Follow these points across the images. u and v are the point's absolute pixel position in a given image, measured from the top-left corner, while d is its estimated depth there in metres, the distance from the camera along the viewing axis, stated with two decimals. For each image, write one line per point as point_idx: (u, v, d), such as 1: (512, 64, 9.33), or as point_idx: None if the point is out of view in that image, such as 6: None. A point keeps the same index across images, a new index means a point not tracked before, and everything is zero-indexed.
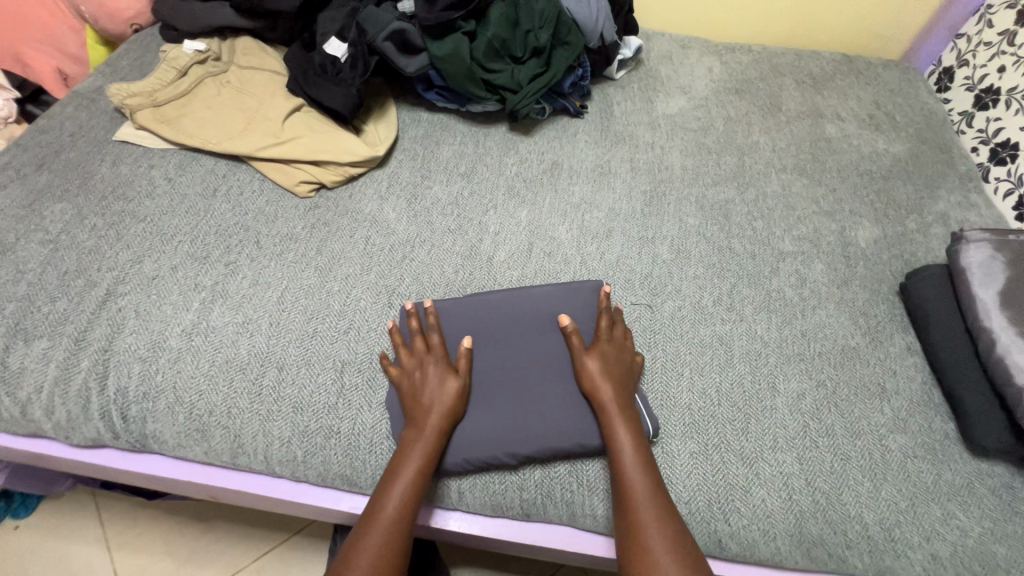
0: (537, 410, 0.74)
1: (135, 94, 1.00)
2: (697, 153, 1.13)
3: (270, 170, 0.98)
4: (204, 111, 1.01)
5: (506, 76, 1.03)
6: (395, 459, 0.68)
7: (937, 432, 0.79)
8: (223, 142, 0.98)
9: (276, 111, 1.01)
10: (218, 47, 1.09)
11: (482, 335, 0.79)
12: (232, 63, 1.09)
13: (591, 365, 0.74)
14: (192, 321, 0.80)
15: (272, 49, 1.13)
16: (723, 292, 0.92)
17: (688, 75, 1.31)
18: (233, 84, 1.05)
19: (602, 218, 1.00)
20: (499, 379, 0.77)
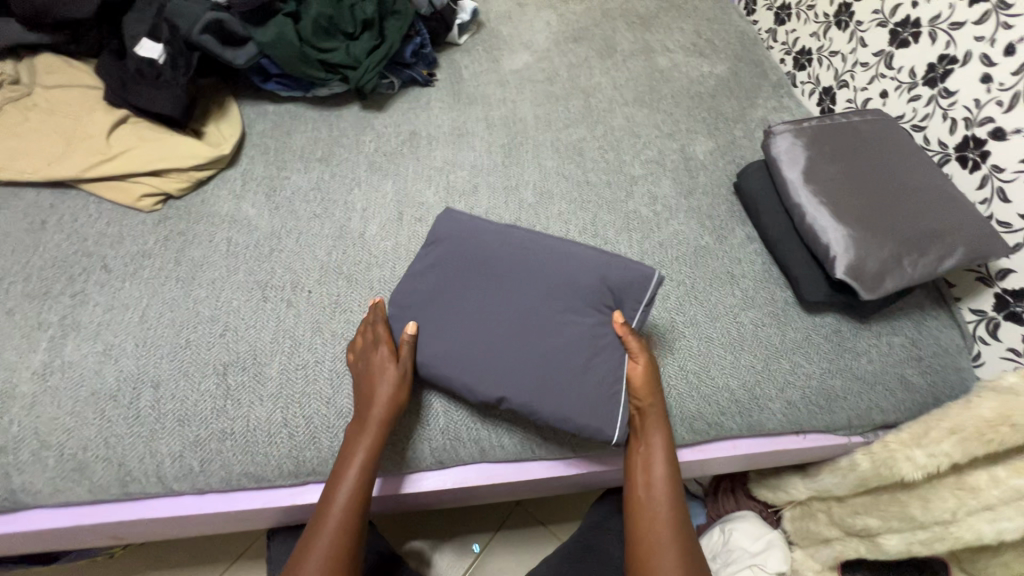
0: (507, 363, 0.73)
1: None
2: (546, 102, 1.20)
3: (106, 190, 0.91)
4: (9, 140, 0.91)
5: (341, 53, 1.03)
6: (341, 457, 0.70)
7: (778, 301, 0.92)
8: (41, 170, 0.89)
9: (96, 126, 0.93)
10: (11, 68, 0.98)
11: (449, 297, 0.78)
12: (35, 85, 0.98)
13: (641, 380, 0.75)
14: (43, 361, 0.74)
15: (79, 62, 1.03)
16: (587, 222, 0.99)
17: (528, 31, 1.37)
18: (41, 107, 0.95)
19: (466, 176, 1.04)
20: (476, 334, 0.75)
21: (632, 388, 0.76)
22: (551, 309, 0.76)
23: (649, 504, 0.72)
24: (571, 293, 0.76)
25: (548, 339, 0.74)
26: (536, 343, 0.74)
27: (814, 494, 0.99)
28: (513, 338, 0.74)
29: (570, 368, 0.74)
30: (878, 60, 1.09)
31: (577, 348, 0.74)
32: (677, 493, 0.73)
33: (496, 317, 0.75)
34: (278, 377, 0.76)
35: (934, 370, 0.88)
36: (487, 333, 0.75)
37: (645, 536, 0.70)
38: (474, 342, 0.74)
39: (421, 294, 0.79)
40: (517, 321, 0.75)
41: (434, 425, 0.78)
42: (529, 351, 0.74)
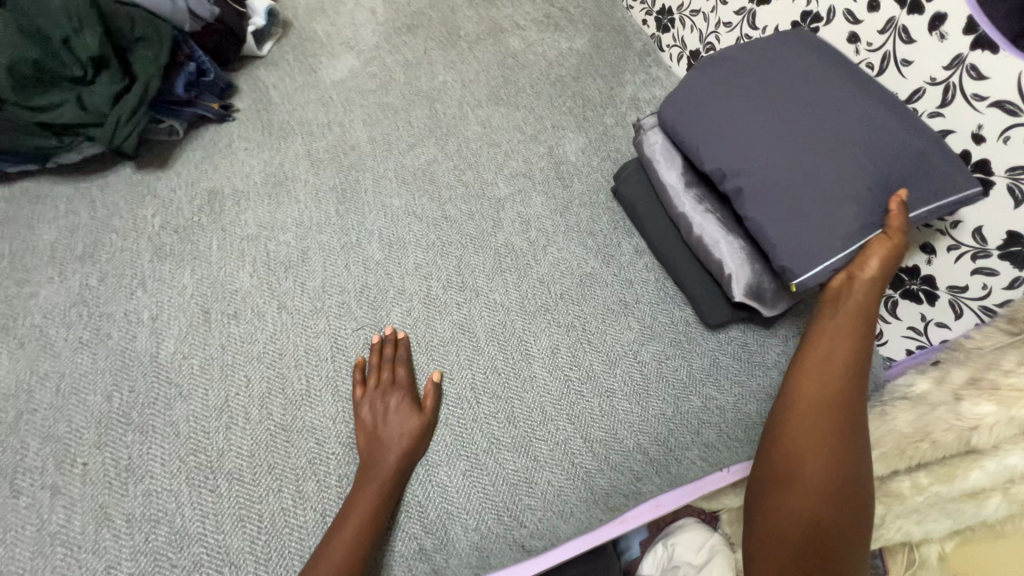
0: (757, 154, 0.71)
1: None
2: (382, 118, 0.98)
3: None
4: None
5: (72, 107, 0.74)
6: (355, 494, 0.63)
7: (680, 324, 0.82)
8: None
9: None
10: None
11: (827, 70, 0.74)
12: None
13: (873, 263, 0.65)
14: None
15: None
16: (451, 272, 0.82)
17: (349, 25, 1.11)
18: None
19: (291, 240, 0.82)
20: (820, 126, 0.70)
21: (856, 262, 0.66)
22: (896, 132, 0.68)
23: (826, 397, 0.66)
24: (882, 147, 0.67)
25: (838, 160, 0.67)
26: (809, 155, 0.68)
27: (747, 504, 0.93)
28: (761, 152, 0.71)
29: (794, 197, 0.68)
30: (740, 19, 0.97)
31: (819, 186, 0.67)
32: (856, 400, 0.66)
33: (796, 106, 0.72)
34: None
35: None
36: (819, 122, 0.70)
37: (805, 434, 0.65)
38: (793, 106, 0.72)
39: (746, 57, 0.79)
40: (836, 116, 0.69)
41: (486, 481, 0.67)
42: (796, 163, 0.69)
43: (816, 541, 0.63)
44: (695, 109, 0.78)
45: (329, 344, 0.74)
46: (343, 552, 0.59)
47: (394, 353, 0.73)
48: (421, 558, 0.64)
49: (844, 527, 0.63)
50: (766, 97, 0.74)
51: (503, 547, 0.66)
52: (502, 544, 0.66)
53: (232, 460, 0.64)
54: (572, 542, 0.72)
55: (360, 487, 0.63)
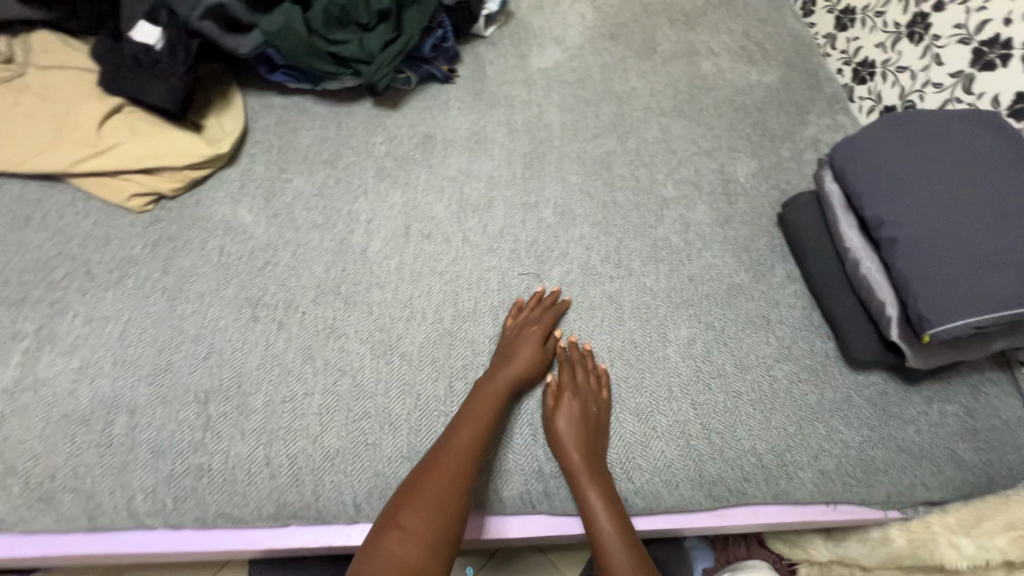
0: (918, 213, 0.75)
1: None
2: (575, 107, 1.09)
3: (94, 186, 0.84)
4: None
5: (353, 45, 0.92)
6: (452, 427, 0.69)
7: (818, 354, 0.83)
8: (28, 160, 0.83)
9: (86, 116, 0.86)
10: (7, 53, 0.93)
11: (1008, 154, 0.77)
12: (32, 64, 0.93)
13: (560, 424, 0.72)
14: (16, 377, 0.69)
15: (78, 42, 0.97)
16: (611, 249, 0.90)
17: (561, 24, 1.25)
18: (33, 89, 0.90)
19: (481, 188, 0.95)
20: (989, 202, 0.73)
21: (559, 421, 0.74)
22: None
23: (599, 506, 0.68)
24: None
25: (999, 237, 0.70)
26: (972, 226, 0.72)
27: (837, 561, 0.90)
28: (923, 212, 0.75)
29: (949, 258, 0.71)
30: (955, 82, 0.96)
31: (976, 255, 0.70)
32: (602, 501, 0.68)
33: (965, 178, 0.75)
34: (264, 410, 0.71)
35: (991, 448, 0.78)
36: (986, 197, 0.73)
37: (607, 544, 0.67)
38: (966, 178, 0.75)
39: (924, 124, 0.82)
40: (1003, 197, 0.73)
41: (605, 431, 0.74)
42: (958, 229, 0.72)
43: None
44: (863, 159, 0.83)
45: (497, 280, 0.85)
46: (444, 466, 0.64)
47: (537, 302, 0.82)
48: (534, 476, 0.72)
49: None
50: (940, 164, 0.77)
51: None
52: None
53: (407, 346, 0.78)
54: (664, 518, 0.76)
55: (472, 403, 0.71)
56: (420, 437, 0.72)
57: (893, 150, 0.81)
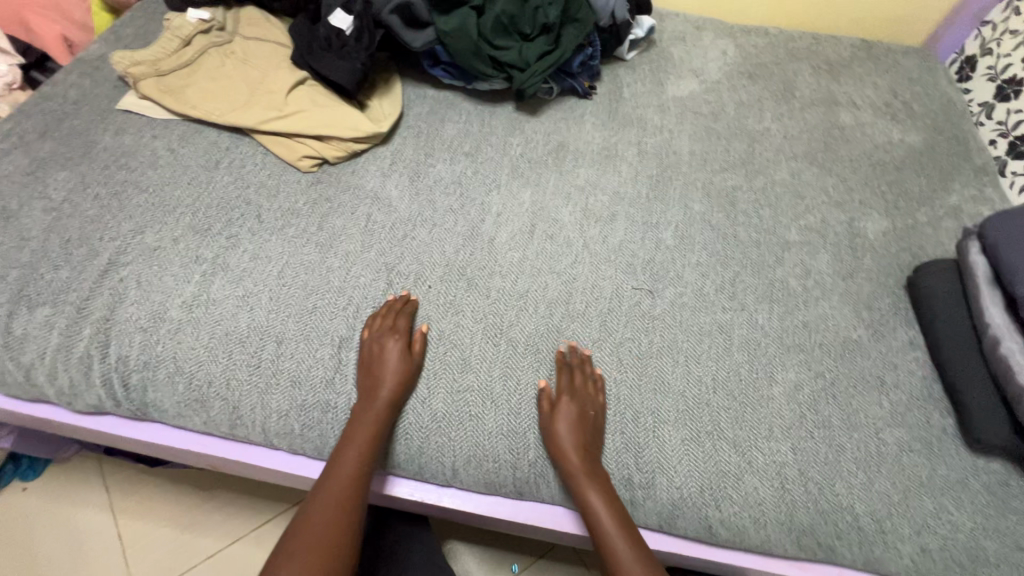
0: None
1: (138, 62, 0.98)
2: (706, 138, 1.11)
3: (274, 145, 0.96)
4: (208, 82, 1.00)
5: (514, 53, 0.99)
6: (345, 438, 0.72)
7: (935, 427, 0.79)
8: (227, 115, 0.96)
9: (278, 84, 0.99)
10: (222, 21, 1.07)
11: None
12: (239, 34, 1.07)
13: (560, 429, 0.72)
14: (193, 293, 0.80)
15: (277, 20, 1.11)
16: (726, 281, 0.90)
17: (701, 57, 1.27)
18: (238, 55, 1.04)
19: (606, 201, 0.98)
20: None
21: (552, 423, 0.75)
22: None
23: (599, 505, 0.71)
24: None
25: None
26: None
27: None
28: None
29: None
30: None
31: None
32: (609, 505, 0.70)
33: None
34: None
35: None
36: None
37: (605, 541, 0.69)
38: None
39: None
40: None
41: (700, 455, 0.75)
42: None
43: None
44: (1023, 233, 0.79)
45: (611, 289, 0.88)
46: (338, 482, 0.69)
47: (401, 308, 0.81)
48: (623, 483, 0.74)
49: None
50: None
51: (690, 517, 0.73)
52: (690, 513, 0.73)
53: (520, 334, 0.83)
54: (742, 554, 0.76)
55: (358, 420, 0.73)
56: (519, 419, 0.76)
57: None
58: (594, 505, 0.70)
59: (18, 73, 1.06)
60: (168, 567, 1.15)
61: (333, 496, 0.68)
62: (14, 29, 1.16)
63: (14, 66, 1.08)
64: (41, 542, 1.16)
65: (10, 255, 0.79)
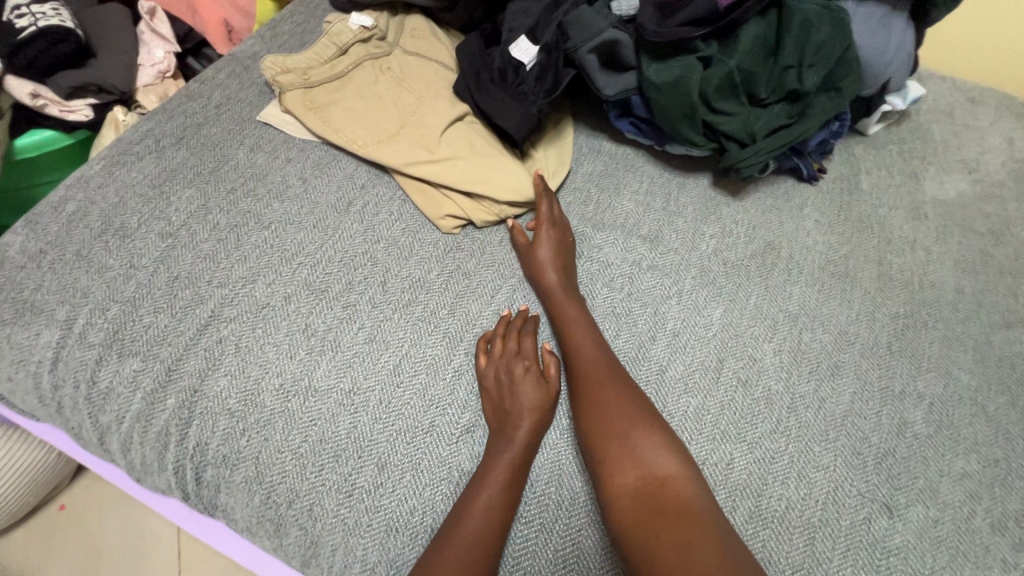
0: None
1: (287, 71, 0.86)
2: (981, 270, 0.78)
3: (416, 193, 0.79)
4: (357, 101, 0.85)
5: (738, 121, 0.74)
6: (479, 472, 0.59)
7: None
8: (371, 148, 0.81)
9: (434, 118, 0.82)
10: (385, 29, 0.92)
11: None
12: (401, 45, 0.91)
13: (539, 251, 0.73)
14: (293, 375, 0.65)
15: (443, 33, 0.94)
16: (1010, 516, 0.60)
17: (975, 144, 0.93)
18: (396, 72, 0.88)
19: (827, 344, 0.71)
20: None
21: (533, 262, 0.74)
22: None
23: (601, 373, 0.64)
24: None
25: None
26: None
27: None
28: None
29: None
30: None
31: None
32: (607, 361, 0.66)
33: None
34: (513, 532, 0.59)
35: None
36: None
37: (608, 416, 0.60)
38: None
39: None
40: None
41: None
42: None
43: (663, 505, 0.52)
44: None
45: (826, 487, 0.62)
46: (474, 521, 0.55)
47: (523, 326, 0.70)
48: None
49: (701, 502, 0.52)
50: None
51: None
52: None
53: None
54: None
55: (490, 460, 0.60)
56: None
57: None
58: (581, 348, 0.67)
59: (172, 62, 1.01)
60: None
61: (467, 527, 0.55)
62: (181, 11, 1.08)
63: (170, 54, 1.01)
64: (106, 541, 1.13)
65: (114, 285, 0.70)
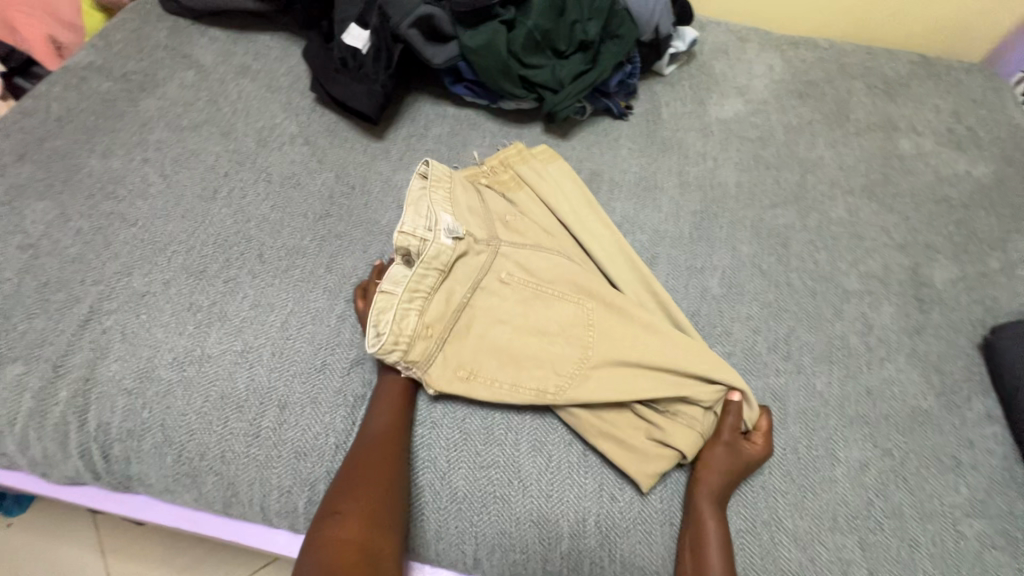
0: None
1: (416, 338, 0.70)
2: (754, 168, 1.00)
3: (532, 369, 0.70)
4: (508, 329, 0.73)
5: (546, 72, 0.90)
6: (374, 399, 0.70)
7: (1019, 518, 0.70)
8: (562, 392, 0.69)
9: (554, 347, 0.72)
10: (476, 223, 0.79)
11: None
12: (502, 240, 0.79)
13: (715, 452, 0.68)
14: (186, 348, 0.71)
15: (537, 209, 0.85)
16: (780, 338, 0.81)
17: (745, 73, 1.16)
18: (524, 277, 0.76)
19: (644, 241, 0.89)
20: None
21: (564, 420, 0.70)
22: None
23: None
24: None
25: None
26: None
27: None
28: None
29: None
30: None
31: None
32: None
33: None
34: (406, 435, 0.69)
35: None
36: None
37: None
38: None
39: None
40: None
41: (749, 553, 0.66)
42: None
43: None
44: None
45: None
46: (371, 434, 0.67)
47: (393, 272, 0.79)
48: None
49: None
50: None
51: None
52: None
53: None
54: None
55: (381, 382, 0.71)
56: (552, 503, 0.67)
57: None
58: (711, 555, 0.62)
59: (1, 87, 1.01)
60: None
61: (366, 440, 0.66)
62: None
63: None
64: None
65: None
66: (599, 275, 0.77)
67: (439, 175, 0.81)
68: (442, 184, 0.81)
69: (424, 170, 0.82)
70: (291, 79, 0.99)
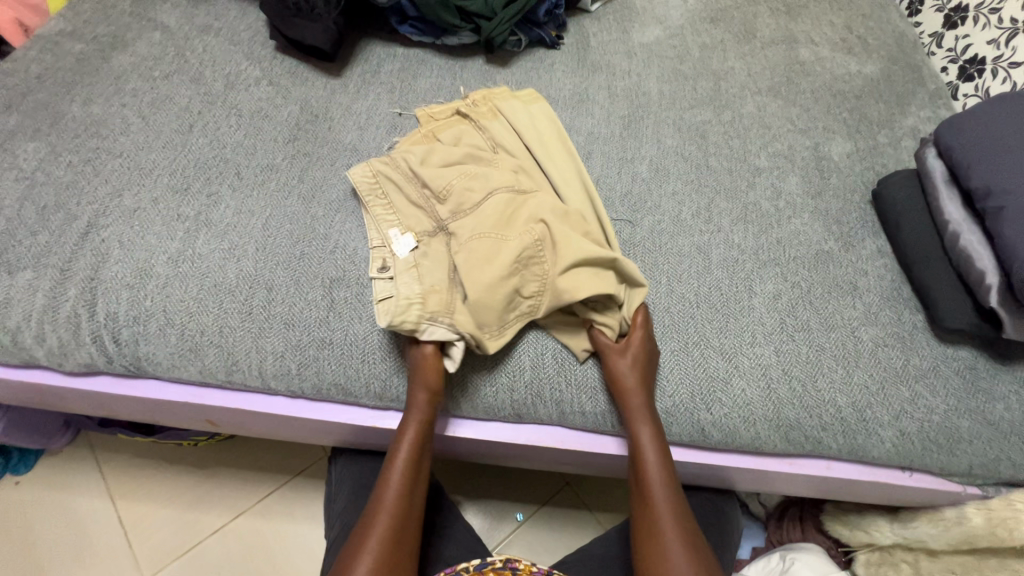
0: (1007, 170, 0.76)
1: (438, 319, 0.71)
2: (674, 79, 1.13)
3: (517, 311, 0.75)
4: (489, 267, 0.73)
5: (479, 2, 1.04)
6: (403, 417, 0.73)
7: (906, 323, 0.83)
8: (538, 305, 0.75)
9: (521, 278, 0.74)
10: (420, 214, 0.81)
11: None
12: (445, 215, 0.80)
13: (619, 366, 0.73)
14: (178, 249, 0.79)
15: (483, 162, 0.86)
16: (702, 207, 0.94)
17: (663, 6, 1.29)
18: (475, 226, 0.77)
19: (581, 142, 1.01)
20: None
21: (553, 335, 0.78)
22: None
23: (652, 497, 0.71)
24: None
25: None
26: None
27: (902, 542, 0.92)
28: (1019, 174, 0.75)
29: None
30: None
31: None
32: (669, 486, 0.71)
33: None
34: None
35: None
36: None
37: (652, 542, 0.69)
38: None
39: None
40: None
41: (684, 367, 0.78)
42: None
43: None
44: (971, 131, 0.82)
45: None
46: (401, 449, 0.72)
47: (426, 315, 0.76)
48: None
49: None
50: None
51: (684, 423, 0.77)
52: (684, 418, 0.76)
53: None
54: (733, 456, 0.80)
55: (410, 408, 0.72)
56: (514, 342, 0.78)
57: (991, 122, 0.81)
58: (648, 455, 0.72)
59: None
60: (174, 547, 1.14)
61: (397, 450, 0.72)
62: None
63: None
64: (40, 533, 1.14)
65: None
66: (533, 198, 0.80)
67: (366, 180, 0.83)
68: (377, 192, 0.83)
69: (357, 186, 0.83)
70: (252, 33, 1.09)
